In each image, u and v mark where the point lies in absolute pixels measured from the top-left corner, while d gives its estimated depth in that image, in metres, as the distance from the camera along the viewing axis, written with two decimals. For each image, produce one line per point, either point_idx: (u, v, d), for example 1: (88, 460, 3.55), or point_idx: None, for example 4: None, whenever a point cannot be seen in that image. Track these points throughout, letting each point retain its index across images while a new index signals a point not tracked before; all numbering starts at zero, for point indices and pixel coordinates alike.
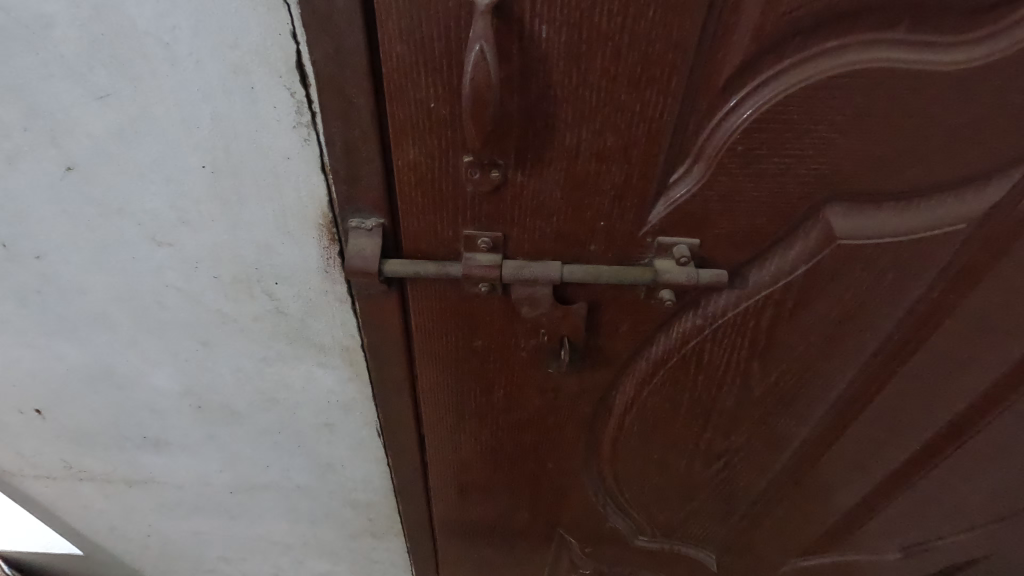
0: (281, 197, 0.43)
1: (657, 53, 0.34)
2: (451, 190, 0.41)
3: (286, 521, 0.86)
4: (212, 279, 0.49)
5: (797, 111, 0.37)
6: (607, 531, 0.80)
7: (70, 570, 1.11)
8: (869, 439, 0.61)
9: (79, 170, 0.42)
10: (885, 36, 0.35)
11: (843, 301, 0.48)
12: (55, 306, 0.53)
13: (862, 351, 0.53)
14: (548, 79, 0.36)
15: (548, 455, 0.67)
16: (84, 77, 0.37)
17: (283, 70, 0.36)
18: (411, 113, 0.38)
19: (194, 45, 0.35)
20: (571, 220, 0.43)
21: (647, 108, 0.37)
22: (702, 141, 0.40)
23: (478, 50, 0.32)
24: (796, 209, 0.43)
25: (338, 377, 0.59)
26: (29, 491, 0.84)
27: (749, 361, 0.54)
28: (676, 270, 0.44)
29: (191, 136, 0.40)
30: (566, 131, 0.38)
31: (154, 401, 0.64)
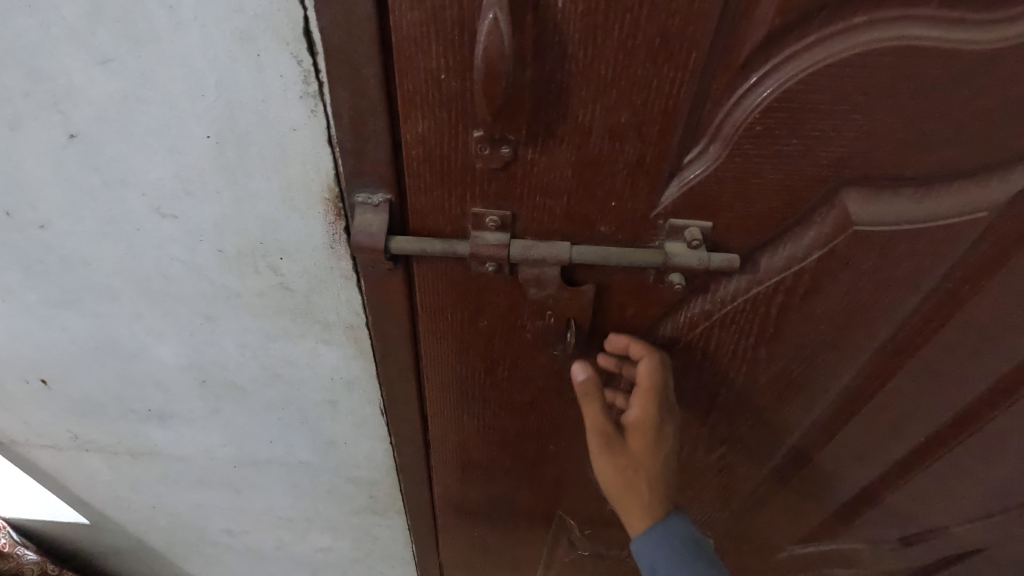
0: (287, 170, 0.42)
1: (677, 26, 0.33)
2: (460, 166, 0.41)
3: (288, 496, 0.87)
4: (217, 252, 0.49)
5: (819, 91, 0.36)
6: (606, 515, 0.82)
7: (75, 538, 1.13)
8: (873, 427, 0.61)
9: (82, 138, 0.41)
10: (916, 13, 0.33)
11: (856, 289, 0.48)
12: (61, 276, 0.53)
13: (871, 340, 0.52)
14: (563, 51, 0.34)
15: (551, 436, 0.67)
16: (86, 40, 0.36)
17: (290, 37, 0.35)
18: (420, 85, 0.37)
19: (198, 10, 0.34)
20: (582, 199, 0.42)
21: (664, 85, 0.36)
22: (719, 120, 0.38)
23: (492, 19, 0.31)
24: (813, 193, 0.42)
25: (343, 354, 0.59)
26: (35, 460, 0.85)
27: (757, 347, 0.54)
28: (687, 253, 0.43)
29: (196, 105, 0.39)
30: (580, 107, 0.37)
31: (158, 374, 0.64)
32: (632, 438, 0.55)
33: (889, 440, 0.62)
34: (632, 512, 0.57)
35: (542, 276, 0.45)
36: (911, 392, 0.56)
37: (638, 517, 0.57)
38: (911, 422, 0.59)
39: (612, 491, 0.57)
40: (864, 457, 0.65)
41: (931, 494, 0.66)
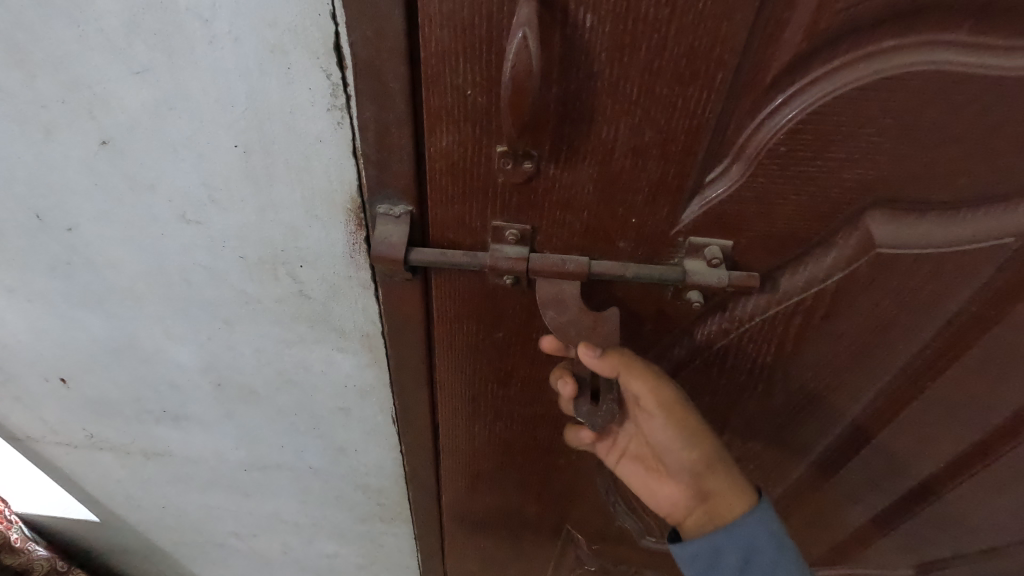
0: (311, 180, 0.43)
1: (704, 47, 0.33)
2: (481, 180, 0.41)
3: (296, 501, 0.87)
4: (239, 259, 0.49)
5: (845, 114, 0.36)
6: (614, 530, 0.81)
7: (86, 536, 1.14)
8: (890, 452, 0.60)
9: (113, 145, 0.42)
10: (945, 38, 0.33)
11: (877, 311, 0.47)
12: (85, 278, 0.54)
13: (892, 363, 0.51)
14: (589, 70, 0.35)
15: (562, 449, 0.67)
16: (124, 50, 0.37)
17: (320, 51, 0.36)
18: (446, 100, 0.37)
19: (233, 24, 0.35)
20: (602, 215, 0.42)
21: (689, 104, 0.36)
22: (743, 140, 0.38)
23: (521, 37, 0.31)
24: (836, 214, 0.41)
25: (357, 362, 0.59)
26: (50, 457, 0.86)
27: (774, 368, 0.53)
28: (706, 272, 0.43)
29: (225, 115, 0.39)
30: (603, 125, 0.37)
31: (174, 376, 0.65)
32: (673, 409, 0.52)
33: (907, 467, 0.61)
34: (721, 480, 0.54)
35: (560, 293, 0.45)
36: (932, 416, 0.55)
37: (730, 486, 0.54)
38: (931, 448, 0.58)
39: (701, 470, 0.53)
40: (879, 482, 0.64)
41: (951, 521, 0.64)
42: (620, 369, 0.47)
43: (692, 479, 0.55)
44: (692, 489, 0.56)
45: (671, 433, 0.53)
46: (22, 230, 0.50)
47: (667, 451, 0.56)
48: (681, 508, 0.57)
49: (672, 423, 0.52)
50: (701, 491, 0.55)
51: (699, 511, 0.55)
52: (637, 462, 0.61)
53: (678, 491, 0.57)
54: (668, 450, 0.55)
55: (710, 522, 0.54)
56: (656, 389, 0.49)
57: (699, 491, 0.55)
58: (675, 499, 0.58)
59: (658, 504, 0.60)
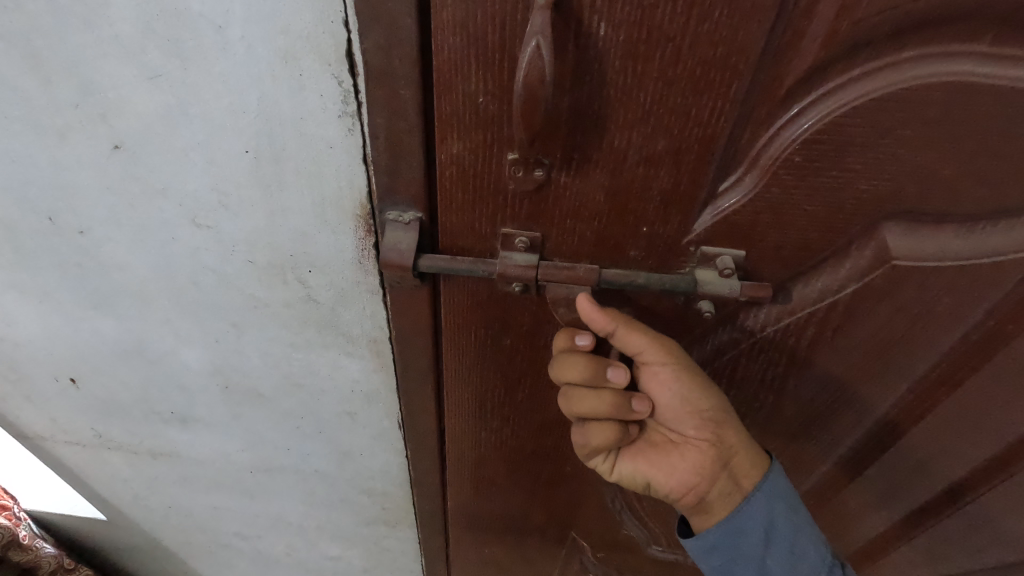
0: (321, 186, 0.43)
1: (719, 57, 0.33)
2: (492, 188, 0.41)
3: (301, 503, 0.87)
4: (248, 263, 0.50)
5: (862, 124, 0.35)
6: (621, 538, 0.81)
7: (93, 534, 1.15)
8: (902, 466, 0.60)
9: (126, 149, 0.42)
10: (966, 49, 0.33)
11: (892, 323, 0.46)
12: (96, 280, 0.54)
13: (907, 375, 0.51)
14: (603, 78, 0.34)
15: (569, 456, 0.67)
16: (137, 56, 0.37)
17: (332, 58, 0.36)
18: (458, 107, 0.37)
19: (245, 30, 0.35)
20: (613, 223, 0.42)
21: (703, 113, 0.35)
22: (757, 150, 0.38)
23: (534, 46, 0.31)
24: (851, 225, 0.41)
25: (364, 367, 0.59)
26: (60, 455, 0.87)
27: (785, 378, 0.52)
28: (717, 282, 0.43)
29: (237, 121, 0.39)
30: (616, 133, 0.37)
31: (183, 377, 0.65)
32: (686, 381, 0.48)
33: (919, 480, 0.60)
34: (740, 447, 0.51)
35: (570, 298, 0.45)
36: (948, 430, 0.54)
37: (751, 452, 0.52)
38: (947, 462, 0.57)
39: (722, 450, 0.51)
40: (890, 496, 0.63)
41: (965, 536, 0.63)
42: (618, 324, 0.44)
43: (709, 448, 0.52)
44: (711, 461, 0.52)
45: (679, 397, 0.49)
46: (34, 232, 0.50)
47: (676, 419, 0.52)
48: (699, 485, 0.52)
49: (679, 386, 0.48)
50: (721, 458, 0.51)
51: (723, 480, 0.52)
52: (645, 444, 0.55)
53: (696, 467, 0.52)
54: (678, 417, 0.51)
55: (735, 492, 0.52)
56: (659, 345, 0.46)
57: (720, 459, 0.52)
58: (694, 477, 0.52)
59: (672, 490, 0.54)
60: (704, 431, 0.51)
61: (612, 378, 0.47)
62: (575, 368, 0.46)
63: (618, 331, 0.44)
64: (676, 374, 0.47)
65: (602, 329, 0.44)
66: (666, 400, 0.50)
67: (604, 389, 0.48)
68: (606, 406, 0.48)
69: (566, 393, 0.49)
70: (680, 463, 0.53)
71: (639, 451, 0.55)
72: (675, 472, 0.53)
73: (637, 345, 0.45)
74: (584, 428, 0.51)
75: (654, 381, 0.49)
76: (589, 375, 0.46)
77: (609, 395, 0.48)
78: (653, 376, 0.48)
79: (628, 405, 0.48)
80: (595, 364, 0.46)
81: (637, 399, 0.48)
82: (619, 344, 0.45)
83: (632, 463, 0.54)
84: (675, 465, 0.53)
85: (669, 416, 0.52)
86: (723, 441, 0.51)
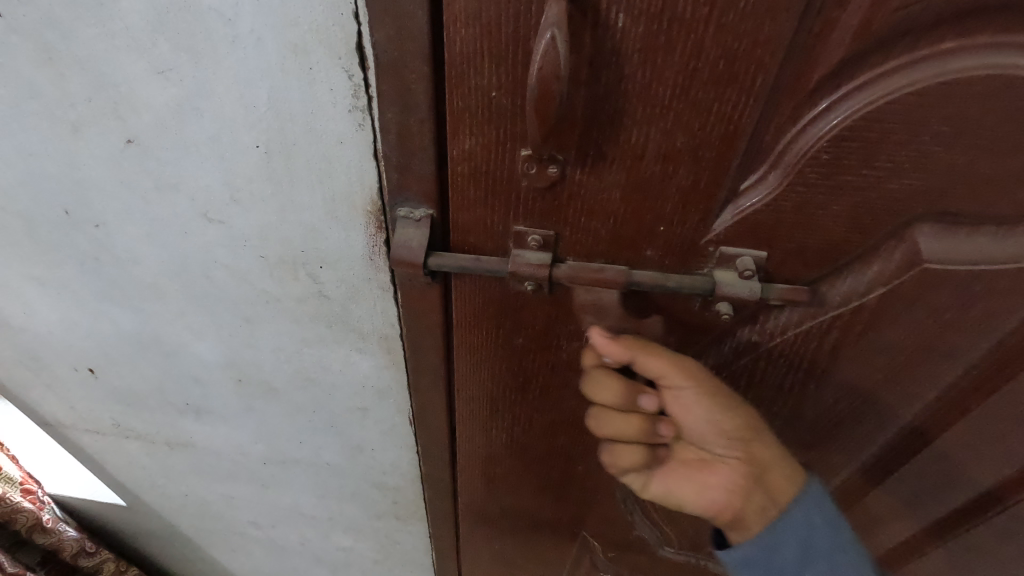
0: (332, 181, 0.42)
1: (744, 49, 0.31)
2: (504, 184, 0.40)
3: (314, 495, 0.88)
4: (260, 258, 0.49)
5: (895, 120, 0.34)
6: (632, 540, 0.80)
7: (114, 519, 1.17)
8: (926, 473, 0.58)
9: (138, 143, 0.42)
10: (1014, 40, 0.30)
11: (922, 328, 0.44)
12: (112, 273, 0.54)
13: (937, 382, 0.49)
14: (620, 71, 0.33)
15: (580, 457, 0.66)
16: (148, 49, 0.36)
17: (343, 51, 0.35)
18: (470, 102, 0.36)
19: (255, 23, 0.34)
20: (629, 222, 0.41)
21: (725, 108, 0.34)
22: (782, 148, 0.36)
23: (549, 38, 0.30)
24: (880, 227, 0.39)
25: (375, 363, 0.59)
26: (80, 443, 0.89)
27: (805, 383, 0.51)
28: (738, 284, 0.41)
29: (247, 116, 0.39)
30: (633, 129, 0.35)
31: (198, 370, 0.66)
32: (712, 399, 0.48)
33: (944, 488, 0.58)
34: (773, 461, 0.51)
35: (594, 304, 0.46)
36: (977, 439, 0.52)
37: (784, 466, 0.51)
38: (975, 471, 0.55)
39: (755, 465, 0.51)
40: (913, 503, 0.61)
41: (991, 548, 0.61)
42: (635, 352, 0.47)
43: (741, 464, 0.51)
44: (745, 477, 0.51)
45: (705, 416, 0.49)
46: (51, 225, 0.50)
47: (704, 439, 0.51)
48: (733, 504, 0.52)
49: (703, 406, 0.49)
50: (754, 473, 0.51)
51: (758, 498, 0.51)
52: (676, 462, 0.54)
53: (729, 482, 0.51)
54: (706, 437, 0.51)
55: (772, 508, 0.51)
56: (676, 368, 0.47)
57: (753, 476, 0.51)
58: (729, 494, 0.51)
59: (705, 509, 0.53)
60: (734, 447, 0.51)
61: (643, 404, 0.51)
62: (610, 390, 0.50)
63: (636, 359, 0.47)
64: (699, 394, 0.48)
65: (620, 359, 0.47)
66: (693, 420, 0.50)
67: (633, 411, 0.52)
68: (631, 429, 0.52)
69: (597, 414, 0.53)
70: (714, 482, 0.52)
71: (668, 470, 0.55)
72: (708, 491, 0.52)
73: (657, 368, 0.47)
74: (613, 447, 0.54)
75: (680, 402, 0.49)
76: (621, 398, 0.50)
77: (637, 417, 0.52)
78: (675, 399, 0.49)
79: (654, 428, 0.52)
80: (627, 389, 0.50)
81: (664, 424, 0.52)
82: (639, 369, 0.47)
83: (664, 481, 0.55)
84: (709, 484, 0.52)
85: (697, 436, 0.52)
86: (753, 456, 0.51)
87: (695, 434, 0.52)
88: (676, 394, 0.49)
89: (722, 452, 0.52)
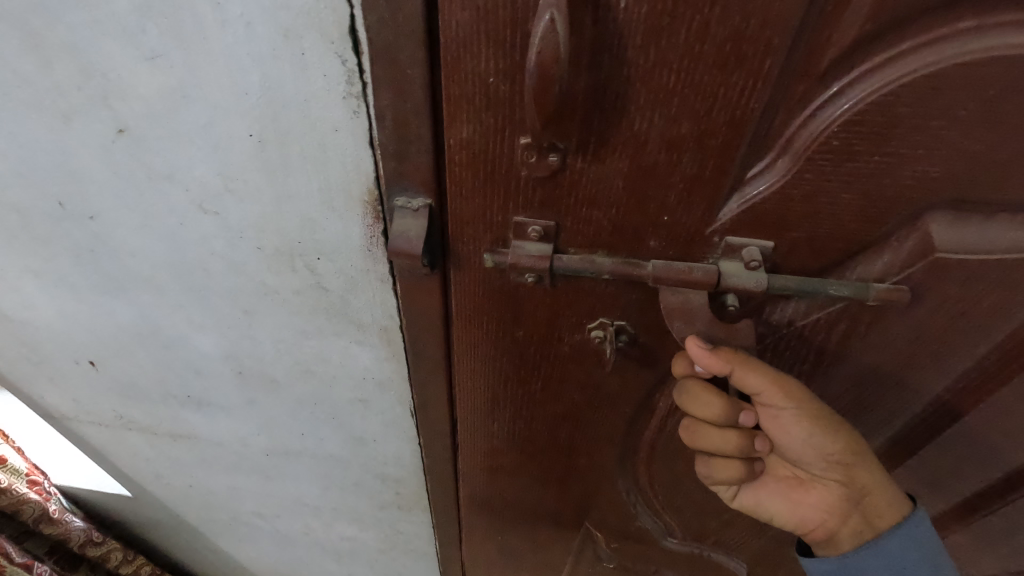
0: (328, 171, 0.41)
1: (752, 30, 0.30)
2: (504, 174, 0.39)
3: (317, 486, 0.88)
4: (256, 250, 0.49)
5: (909, 105, 0.32)
6: (635, 530, 0.80)
7: (120, 509, 1.18)
8: (929, 457, 0.58)
9: (130, 133, 0.41)
10: None
11: (932, 319, 0.43)
12: (109, 266, 0.54)
13: (945, 371, 0.48)
14: (623, 54, 0.32)
15: (583, 448, 0.65)
16: (136, 36, 0.35)
17: (335, 36, 0.34)
18: (467, 88, 0.35)
19: (244, 7, 0.33)
20: (632, 212, 0.40)
21: (732, 93, 0.33)
22: (790, 134, 0.35)
23: (549, 20, 0.28)
24: (890, 216, 0.38)
25: (375, 355, 0.58)
26: (84, 435, 0.89)
27: (811, 374, 0.50)
28: (745, 275, 0.40)
29: (239, 104, 0.38)
30: (637, 116, 0.34)
31: (198, 362, 0.65)
32: (809, 423, 0.46)
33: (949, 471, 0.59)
34: (876, 486, 0.50)
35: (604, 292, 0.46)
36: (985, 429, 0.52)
37: (887, 493, 0.50)
38: None
39: (862, 491, 0.50)
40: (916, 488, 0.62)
41: None
42: (733, 365, 0.41)
43: (843, 487, 0.50)
44: (844, 499, 0.51)
45: (806, 439, 0.47)
46: (46, 217, 0.50)
47: (805, 463, 0.50)
48: (828, 522, 0.52)
49: (803, 427, 0.46)
50: (853, 498, 0.51)
51: (853, 519, 0.51)
52: (771, 479, 0.54)
53: (826, 504, 0.51)
54: (805, 460, 0.50)
55: (868, 531, 0.51)
56: (778, 386, 0.43)
57: (852, 499, 0.51)
58: (823, 516, 0.52)
59: (798, 525, 0.53)
60: (835, 472, 0.50)
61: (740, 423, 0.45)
62: (707, 404, 0.44)
63: (733, 372, 0.42)
64: (801, 416, 0.45)
65: (717, 373, 0.41)
66: (791, 441, 0.47)
67: (732, 426, 0.45)
68: (732, 448, 0.45)
69: (689, 426, 0.47)
70: (809, 501, 0.52)
71: (763, 484, 0.54)
72: (802, 509, 0.52)
73: (756, 384, 0.42)
74: (708, 461, 0.48)
75: (776, 421, 0.47)
76: (721, 413, 0.44)
77: (735, 434, 0.45)
78: (771, 417, 0.46)
79: (751, 445, 0.45)
80: (728, 406, 0.44)
81: (760, 440, 0.45)
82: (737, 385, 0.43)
83: (757, 497, 0.54)
84: (802, 503, 0.52)
85: (794, 457, 0.50)
86: (855, 481, 0.50)
87: (794, 456, 0.50)
88: (769, 412, 0.46)
89: (822, 474, 0.51)
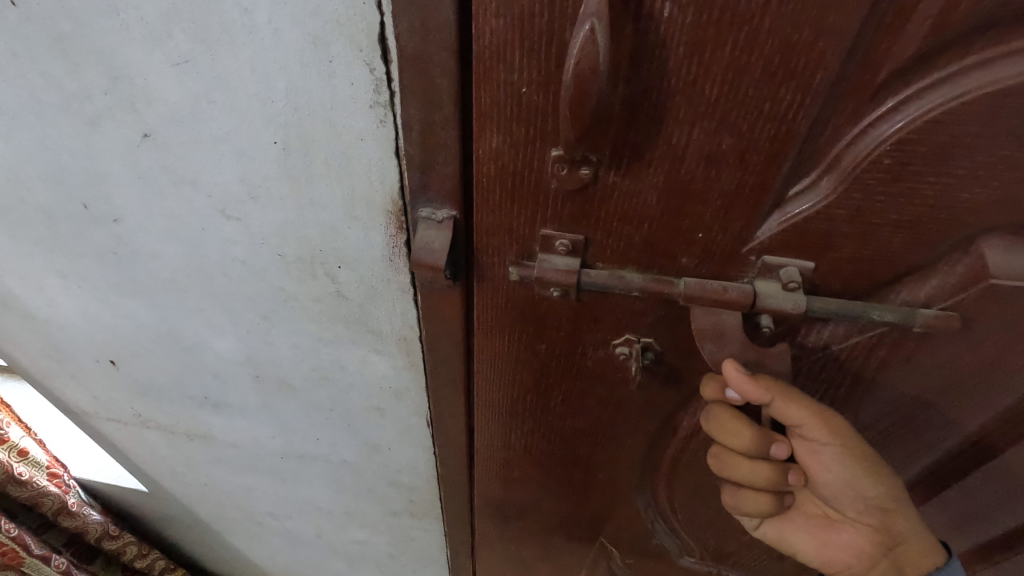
0: (352, 180, 0.41)
1: (804, 43, 0.28)
2: (532, 186, 0.37)
3: (330, 490, 0.87)
4: (277, 257, 0.48)
5: (970, 124, 0.30)
6: (652, 548, 0.78)
7: (137, 504, 1.19)
8: (973, 492, 0.55)
9: (155, 138, 0.41)
10: None
11: (982, 348, 0.41)
12: (131, 268, 0.54)
13: (992, 403, 0.45)
14: (663, 66, 0.30)
15: (602, 464, 0.64)
16: (163, 41, 0.35)
17: (364, 43, 0.33)
18: (498, 98, 0.33)
19: (272, 13, 0.32)
20: (665, 229, 0.38)
21: (778, 107, 0.31)
22: (839, 150, 0.33)
23: (588, 30, 0.27)
24: (942, 239, 0.35)
25: (393, 364, 0.57)
26: (104, 431, 0.90)
27: (847, 399, 0.48)
28: (781, 296, 0.38)
29: (265, 111, 0.37)
30: (674, 129, 0.33)
31: (216, 365, 0.65)
32: (851, 463, 0.44)
33: (993, 508, 0.55)
34: (912, 537, 0.47)
35: (632, 306, 0.44)
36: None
37: (925, 544, 0.47)
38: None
39: (897, 539, 0.48)
40: (955, 521, 0.59)
41: None
42: (773, 395, 0.40)
43: (875, 532, 0.48)
44: (876, 545, 0.49)
45: (843, 478, 0.45)
46: (72, 219, 0.50)
47: (839, 502, 0.48)
48: (848, 564, 0.50)
49: (842, 467, 0.44)
50: (886, 544, 0.48)
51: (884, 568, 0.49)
52: (798, 513, 0.52)
53: (856, 546, 0.49)
54: (838, 500, 0.48)
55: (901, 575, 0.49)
56: (821, 422, 0.41)
57: (884, 545, 0.48)
58: (851, 559, 0.50)
59: (823, 563, 0.51)
60: (870, 516, 0.48)
61: (773, 452, 0.43)
62: (735, 432, 0.43)
63: (773, 402, 0.40)
64: (842, 455, 0.43)
65: (755, 399, 0.40)
66: (827, 480, 0.45)
67: (763, 459, 0.44)
68: (762, 479, 0.44)
69: (717, 454, 0.46)
70: (838, 542, 0.50)
71: (789, 518, 0.53)
72: (830, 550, 0.50)
73: (797, 417, 0.41)
74: (736, 492, 0.47)
75: (814, 458, 0.44)
76: (754, 444, 0.42)
77: (766, 467, 0.44)
78: (809, 452, 0.44)
79: (783, 478, 0.44)
80: (761, 437, 0.42)
81: (794, 473, 0.45)
82: (777, 414, 0.41)
83: (784, 529, 0.53)
84: (831, 543, 0.50)
85: (827, 495, 0.48)
86: (890, 528, 0.48)
87: (826, 494, 0.48)
88: (808, 447, 0.44)
89: (855, 517, 0.49)
